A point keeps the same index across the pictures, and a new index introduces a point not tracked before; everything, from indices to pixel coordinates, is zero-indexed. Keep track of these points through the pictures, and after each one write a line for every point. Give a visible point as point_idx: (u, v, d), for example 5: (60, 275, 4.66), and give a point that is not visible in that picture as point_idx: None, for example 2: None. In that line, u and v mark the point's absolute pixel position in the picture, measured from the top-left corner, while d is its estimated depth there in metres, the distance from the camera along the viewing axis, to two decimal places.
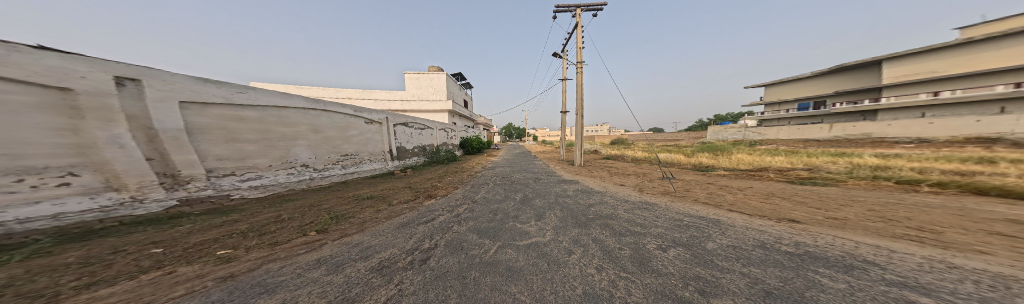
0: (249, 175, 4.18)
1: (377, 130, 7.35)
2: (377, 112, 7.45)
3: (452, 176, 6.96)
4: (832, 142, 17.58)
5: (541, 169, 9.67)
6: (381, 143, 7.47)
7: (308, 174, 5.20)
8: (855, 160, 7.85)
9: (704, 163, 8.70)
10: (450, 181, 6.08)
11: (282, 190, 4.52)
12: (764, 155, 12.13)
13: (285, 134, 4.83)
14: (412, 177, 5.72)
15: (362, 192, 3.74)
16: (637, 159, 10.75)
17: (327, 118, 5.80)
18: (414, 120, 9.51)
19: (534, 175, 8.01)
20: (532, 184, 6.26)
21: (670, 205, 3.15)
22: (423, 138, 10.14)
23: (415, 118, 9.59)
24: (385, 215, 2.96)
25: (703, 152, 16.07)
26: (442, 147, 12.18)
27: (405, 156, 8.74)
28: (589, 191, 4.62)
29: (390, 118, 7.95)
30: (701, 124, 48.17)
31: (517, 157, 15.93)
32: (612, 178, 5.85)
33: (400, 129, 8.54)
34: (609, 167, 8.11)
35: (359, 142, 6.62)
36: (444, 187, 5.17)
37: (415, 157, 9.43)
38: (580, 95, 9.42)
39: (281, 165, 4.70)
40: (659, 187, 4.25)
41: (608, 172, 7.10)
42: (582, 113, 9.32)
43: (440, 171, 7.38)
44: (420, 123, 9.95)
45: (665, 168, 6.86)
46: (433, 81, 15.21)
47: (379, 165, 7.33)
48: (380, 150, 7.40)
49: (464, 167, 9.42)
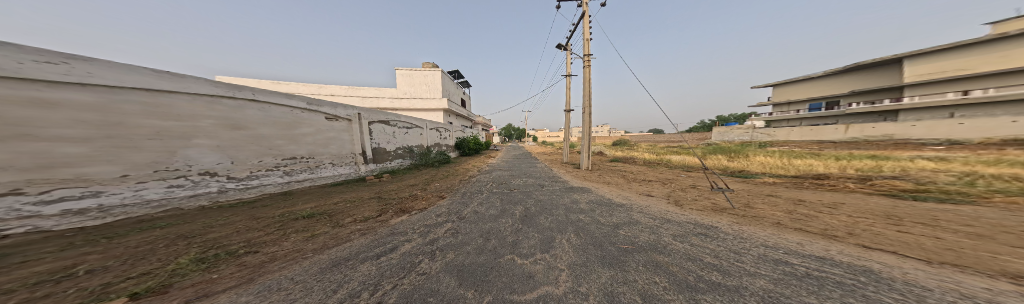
0: (64, 191, 2.42)
1: (346, 129, 6.34)
2: (347, 107, 6.42)
3: (440, 182, 5.96)
4: (850, 144, 16.63)
5: (544, 174, 8.68)
6: (350, 144, 6.38)
7: (216, 184, 3.76)
8: (905, 164, 6.88)
9: (728, 167, 7.73)
10: (435, 188, 5.09)
11: (147, 213, 3.01)
12: (785, 158, 11.22)
13: (168, 130, 3.28)
14: (391, 183, 4.76)
15: (303, 208, 2.71)
16: (650, 163, 9.77)
17: (259, 111, 4.43)
18: (400, 118, 8.63)
19: (536, 181, 7.02)
20: (534, 192, 5.27)
21: (742, 231, 2.14)
22: (411, 138, 9.19)
23: (401, 115, 8.72)
24: (320, 245, 1.89)
25: (715, 154, 15.18)
26: (434, 149, 11.22)
27: (387, 159, 7.80)
28: (609, 204, 3.63)
29: (365, 115, 6.98)
30: (705, 125, 47.50)
31: (516, 160, 14.93)
32: (631, 186, 4.89)
33: (381, 128, 7.59)
34: (621, 172, 7.12)
35: (315, 143, 5.49)
36: (424, 196, 4.19)
37: (400, 159, 8.50)
38: (588, 91, 8.48)
39: (158, 173, 3.17)
40: (699, 199, 3.28)
41: (622, 177, 6.11)
42: (589, 110, 8.39)
43: (427, 176, 6.38)
44: (407, 122, 9.08)
45: (690, 173, 5.88)
46: (428, 78, 14.34)
47: (346, 170, 6.27)
48: (348, 152, 6.33)
49: (458, 171, 8.50)
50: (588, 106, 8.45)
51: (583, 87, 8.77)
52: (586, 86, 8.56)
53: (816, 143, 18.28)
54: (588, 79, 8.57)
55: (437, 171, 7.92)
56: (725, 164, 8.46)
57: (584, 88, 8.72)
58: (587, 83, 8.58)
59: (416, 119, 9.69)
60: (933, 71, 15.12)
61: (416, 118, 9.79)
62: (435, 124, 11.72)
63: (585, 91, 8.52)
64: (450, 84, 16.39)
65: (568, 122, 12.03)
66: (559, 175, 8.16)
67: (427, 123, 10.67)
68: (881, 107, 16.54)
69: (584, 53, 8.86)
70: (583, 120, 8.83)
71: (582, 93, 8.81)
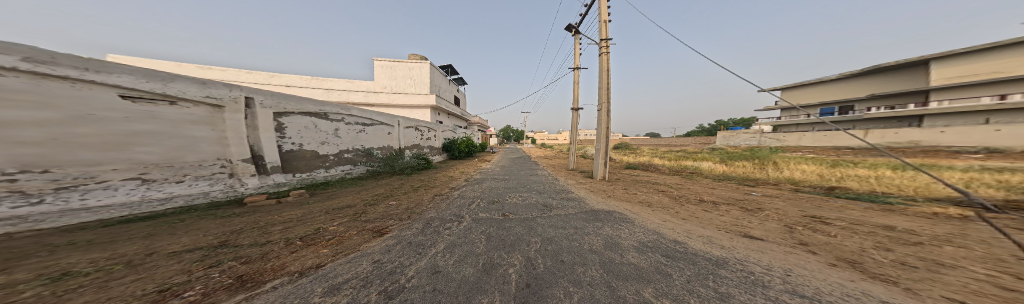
0: None
1: (203, 119, 3.98)
2: (203, 86, 4.01)
3: (399, 202, 4.04)
4: (871, 151, 15.49)
5: (549, 187, 6.86)
6: (209, 145, 4.01)
7: None
8: (1013, 180, 5.39)
9: (781, 177, 6.16)
10: (369, 217, 3.14)
11: None
12: (821, 166, 9.83)
13: None
14: (283, 208, 2.71)
15: None
16: (677, 171, 8.07)
17: None
18: (348, 110, 6.66)
19: (541, 199, 5.20)
20: (540, 223, 3.48)
21: None
22: (371, 139, 7.42)
23: (350, 108, 6.74)
24: None
25: (736, 160, 13.72)
26: (410, 152, 9.27)
27: (318, 166, 5.82)
28: (709, 270, 1.80)
29: (267, 102, 4.90)
30: (705, 130, 47.13)
31: (514, 165, 13.15)
32: (693, 216, 3.10)
33: (306, 122, 5.62)
34: (653, 185, 5.37)
35: (76, 145, 2.81)
36: (321, 239, 2.20)
37: (342, 166, 6.50)
38: (607, 82, 6.81)
39: None
40: (903, 262, 1.48)
41: (661, 195, 4.39)
42: (607, 105, 6.76)
43: (381, 191, 4.48)
44: (362, 116, 7.12)
45: (758, 190, 4.20)
46: (413, 71, 12.57)
47: (204, 187, 3.88)
48: (200, 158, 3.89)
49: (438, 182, 6.61)
50: (605, 100, 6.80)
51: (599, 77, 7.13)
52: (603, 77, 6.90)
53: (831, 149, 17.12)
54: (605, 69, 6.94)
55: (405, 180, 6.01)
56: (774, 174, 6.81)
57: (600, 79, 7.08)
58: (604, 73, 6.93)
59: (383, 113, 7.75)
60: (963, 74, 14.33)
61: (382, 112, 7.83)
62: (415, 121, 9.79)
63: (603, 82, 6.88)
64: (441, 81, 14.70)
65: (575, 121, 10.45)
66: (569, 188, 6.36)
67: (400, 120, 8.74)
68: (903, 111, 15.57)
69: (600, 38, 7.26)
70: (597, 118, 7.14)
71: (598, 86, 7.15)
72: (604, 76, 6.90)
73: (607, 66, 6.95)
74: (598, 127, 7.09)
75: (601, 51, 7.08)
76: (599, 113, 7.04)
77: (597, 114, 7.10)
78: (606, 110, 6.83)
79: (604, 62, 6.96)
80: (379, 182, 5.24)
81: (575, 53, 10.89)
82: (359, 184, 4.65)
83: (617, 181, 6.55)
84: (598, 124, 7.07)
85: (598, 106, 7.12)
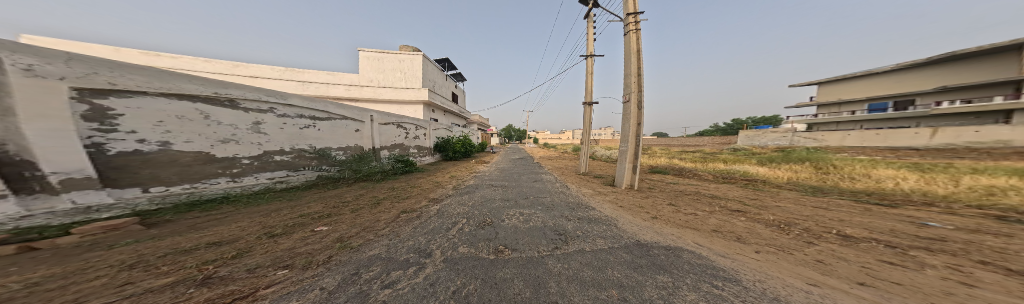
0: None
1: None
2: None
3: (315, 237, 2.53)
4: (939, 154, 13.15)
5: (560, 199, 5.32)
6: None
7: None
8: None
9: (887, 188, 4.43)
10: (230, 269, 1.65)
11: None
12: (898, 170, 7.94)
13: None
14: None
15: None
16: (719, 177, 6.46)
17: None
18: (280, 99, 4.99)
19: (553, 224, 3.70)
20: (557, 277, 1.97)
21: None
22: (325, 136, 5.88)
23: (284, 96, 5.09)
24: None
25: (775, 162, 11.80)
26: (388, 153, 7.94)
27: (215, 175, 3.96)
28: None
29: (44, 68, 2.57)
30: (721, 129, 44.17)
31: (517, 168, 11.73)
32: (874, 276, 1.43)
33: (189, 110, 3.73)
34: (705, 200, 3.79)
35: None
36: None
37: (271, 172, 4.80)
38: (639, 67, 5.21)
39: None
40: None
41: (736, 219, 2.78)
42: (638, 95, 5.21)
43: (300, 211, 2.97)
44: (307, 108, 5.52)
45: (913, 215, 2.56)
46: (401, 63, 12.08)
47: None
48: None
49: (417, 191, 5.30)
50: (635, 89, 5.23)
51: (626, 61, 5.57)
52: (632, 60, 5.33)
53: (887, 151, 14.76)
54: (636, 51, 5.37)
55: (369, 188, 4.66)
56: (861, 182, 5.13)
57: (627, 64, 5.52)
58: (634, 57, 5.36)
59: (345, 105, 6.30)
60: None
61: (344, 104, 6.38)
62: (396, 117, 8.52)
63: (632, 68, 5.30)
64: (434, 74, 14.31)
65: (588, 118, 8.93)
66: (588, 202, 4.81)
67: (372, 115, 7.35)
68: (990, 105, 13.65)
69: (627, 13, 5.72)
70: (624, 113, 5.56)
71: (625, 72, 5.57)
72: (634, 59, 5.32)
73: (637, 47, 5.38)
74: (625, 125, 5.48)
75: (628, 28, 5.55)
76: (627, 107, 5.44)
77: (623, 106, 5.54)
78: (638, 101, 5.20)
79: (633, 42, 5.40)
80: (324, 191, 3.89)
81: (589, 39, 9.42)
82: (282, 196, 3.24)
83: (648, 192, 4.95)
84: (625, 120, 5.47)
85: (624, 96, 5.57)
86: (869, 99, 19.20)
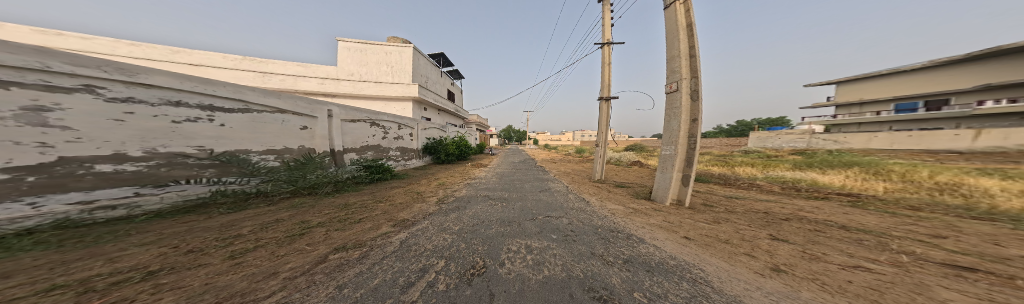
0: None
1: None
2: None
3: None
4: (980, 157, 12.02)
5: (585, 228, 3.80)
6: None
7: None
8: None
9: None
10: None
11: None
12: (976, 177, 6.62)
13: None
14: None
15: None
16: (779, 186, 5.11)
17: None
18: (119, 72, 2.74)
19: (588, 279, 2.19)
20: None
21: None
22: (235, 133, 3.78)
23: (129, 69, 2.85)
24: None
25: (810, 166, 10.47)
26: (354, 157, 6.36)
27: None
28: None
29: None
30: (726, 130, 43.13)
31: (518, 173, 10.24)
32: None
33: None
34: (831, 232, 2.33)
35: None
36: None
37: (86, 193, 2.41)
38: (694, 46, 3.87)
39: None
40: None
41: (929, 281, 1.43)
42: (690, 83, 3.87)
43: (50, 278, 1.25)
44: (191, 91, 3.34)
45: None
46: (387, 55, 11.95)
47: None
48: None
49: (383, 209, 3.88)
50: (686, 75, 3.89)
51: (671, 40, 4.24)
52: (682, 38, 4.00)
53: (919, 155, 13.64)
54: (686, 25, 4.04)
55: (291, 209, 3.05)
56: (997, 199, 3.75)
57: (673, 44, 4.18)
58: (685, 33, 4.03)
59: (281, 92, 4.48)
60: None
61: (278, 92, 4.52)
62: (369, 113, 7.12)
63: (682, 48, 3.97)
64: (429, 71, 14.54)
65: (606, 115, 7.63)
66: (632, 231, 3.32)
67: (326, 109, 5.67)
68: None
69: None
70: (668, 107, 4.18)
71: (670, 53, 4.23)
72: (683, 37, 4.00)
73: (687, 21, 4.05)
74: (671, 122, 4.07)
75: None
76: (674, 98, 4.04)
77: (667, 98, 4.18)
78: (693, 89, 3.81)
79: (682, 13, 4.07)
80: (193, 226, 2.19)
81: (605, 25, 8.15)
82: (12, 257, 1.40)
83: (710, 212, 3.52)
84: (670, 116, 4.09)
85: (668, 86, 4.23)
86: (896, 98, 18.17)
